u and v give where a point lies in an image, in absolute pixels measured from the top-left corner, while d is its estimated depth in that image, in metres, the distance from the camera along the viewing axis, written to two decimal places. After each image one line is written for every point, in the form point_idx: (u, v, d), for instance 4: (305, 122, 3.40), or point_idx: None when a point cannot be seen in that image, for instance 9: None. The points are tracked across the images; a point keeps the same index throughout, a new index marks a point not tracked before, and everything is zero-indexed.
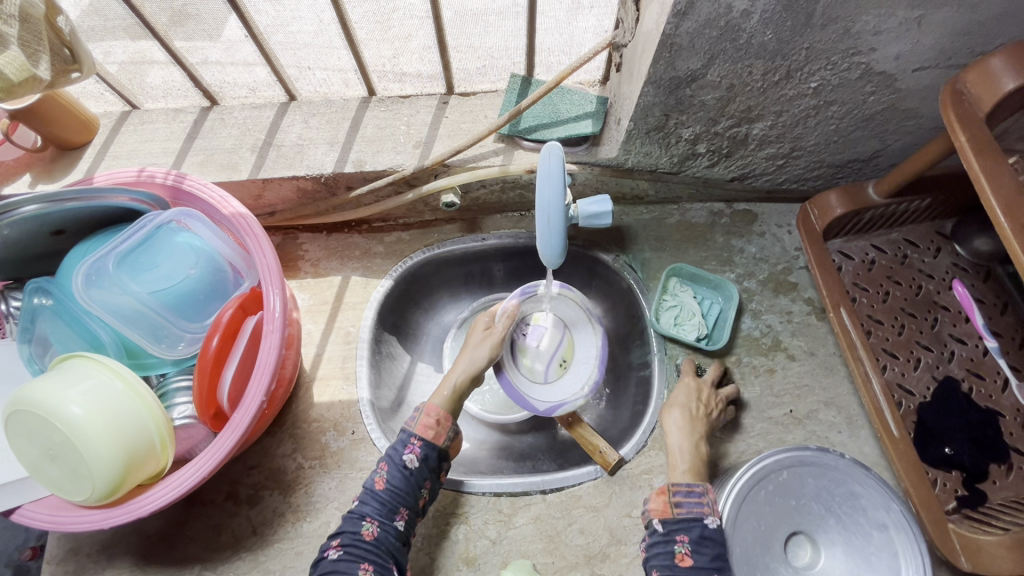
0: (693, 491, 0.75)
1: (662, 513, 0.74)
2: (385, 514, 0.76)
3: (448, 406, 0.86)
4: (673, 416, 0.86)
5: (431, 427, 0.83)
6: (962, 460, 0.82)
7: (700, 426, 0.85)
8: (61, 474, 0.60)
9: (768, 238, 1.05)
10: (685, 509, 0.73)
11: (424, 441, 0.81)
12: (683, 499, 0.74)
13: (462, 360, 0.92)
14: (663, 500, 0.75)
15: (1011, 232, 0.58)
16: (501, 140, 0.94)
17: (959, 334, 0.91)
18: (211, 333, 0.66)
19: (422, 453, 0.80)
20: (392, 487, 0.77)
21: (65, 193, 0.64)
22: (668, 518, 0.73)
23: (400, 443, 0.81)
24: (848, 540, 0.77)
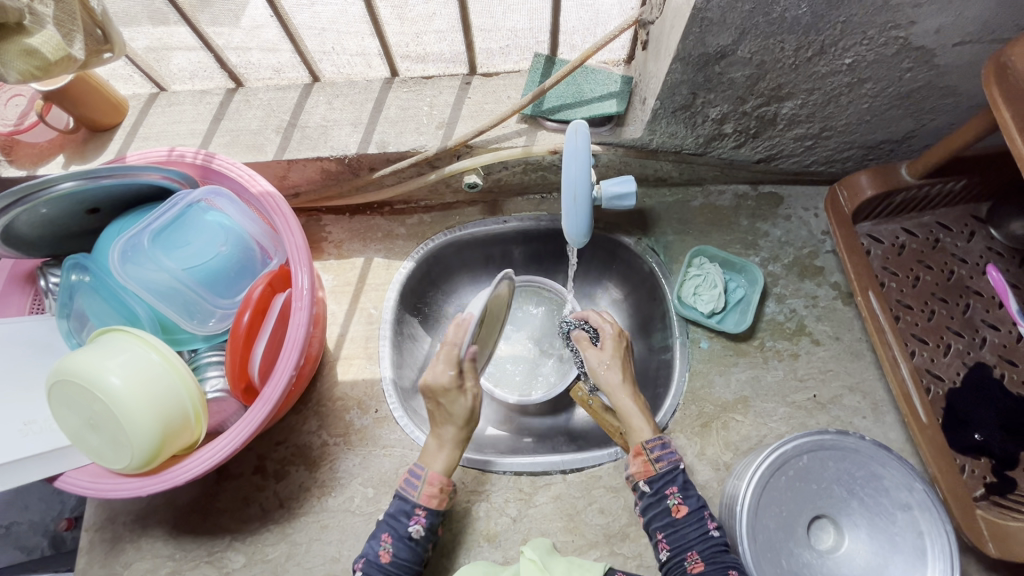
0: (665, 442, 0.77)
1: (644, 474, 0.76)
2: None
3: (449, 470, 0.81)
4: (609, 375, 0.85)
5: (434, 497, 0.78)
6: (992, 447, 0.80)
7: (632, 385, 0.85)
8: (101, 442, 0.63)
9: (794, 221, 1.03)
10: (666, 464, 0.76)
11: (430, 510, 0.78)
12: (660, 454, 0.76)
13: (445, 428, 0.82)
14: (643, 462, 0.76)
15: None
16: (523, 121, 0.93)
17: (992, 320, 0.89)
18: (242, 309, 0.67)
19: (427, 522, 0.78)
20: (399, 559, 0.76)
21: (102, 170, 0.65)
22: (653, 479, 0.75)
23: (402, 513, 0.78)
24: (873, 523, 0.76)
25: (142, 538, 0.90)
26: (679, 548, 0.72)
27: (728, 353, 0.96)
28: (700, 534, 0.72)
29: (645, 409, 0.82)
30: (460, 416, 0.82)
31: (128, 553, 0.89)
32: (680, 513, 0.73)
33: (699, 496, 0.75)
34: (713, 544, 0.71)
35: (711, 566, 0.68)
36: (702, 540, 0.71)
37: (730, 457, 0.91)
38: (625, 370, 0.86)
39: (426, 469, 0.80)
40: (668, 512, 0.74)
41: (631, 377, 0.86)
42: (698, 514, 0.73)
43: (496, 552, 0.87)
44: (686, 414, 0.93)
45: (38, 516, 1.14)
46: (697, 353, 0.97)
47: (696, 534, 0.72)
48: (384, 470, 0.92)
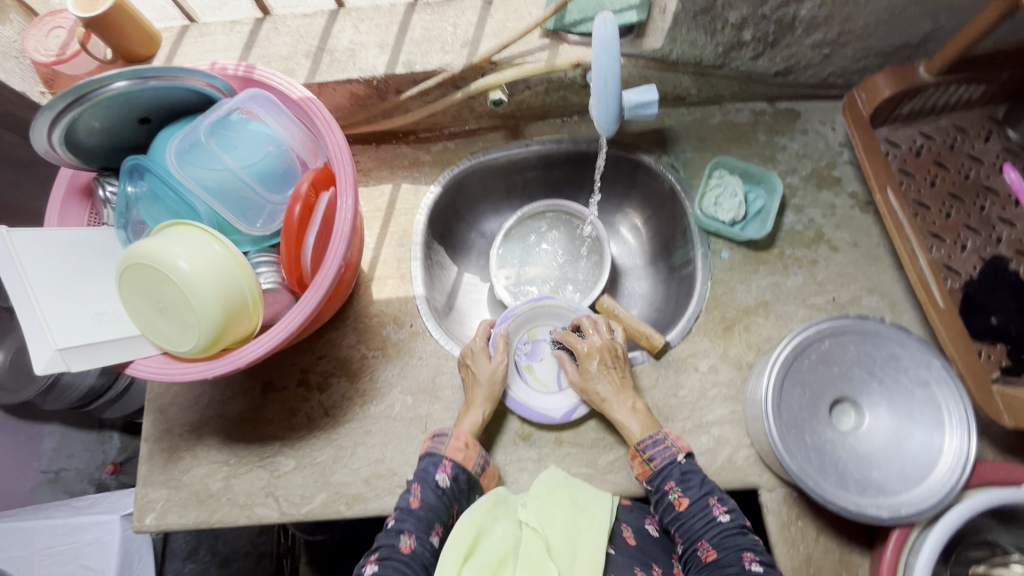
0: (656, 439, 0.84)
1: (645, 473, 0.84)
2: (423, 528, 0.79)
3: (475, 432, 0.88)
4: (600, 386, 0.89)
5: (460, 450, 0.85)
6: (1007, 330, 0.84)
7: (629, 392, 0.89)
8: (171, 325, 0.68)
9: (811, 135, 1.05)
10: (660, 462, 0.82)
11: (455, 462, 0.84)
12: (652, 452, 0.83)
13: (478, 393, 0.91)
14: (641, 462, 0.84)
15: None
16: (545, 37, 0.95)
17: (1009, 217, 0.91)
18: (292, 203, 0.72)
19: (454, 472, 0.84)
20: (427, 505, 0.80)
21: (151, 71, 0.68)
22: (652, 478, 0.83)
23: (431, 463, 0.84)
24: (892, 401, 0.80)
25: (197, 447, 0.95)
26: (692, 538, 0.79)
27: (749, 262, 0.99)
28: (706, 523, 0.78)
29: (640, 411, 0.87)
30: (487, 391, 0.91)
31: (186, 461, 0.94)
32: (682, 506, 0.80)
33: (700, 484, 0.81)
34: (722, 530, 0.77)
35: (722, 553, 0.76)
36: (710, 527, 0.78)
37: (753, 357, 0.94)
38: (615, 380, 0.90)
39: (454, 429, 0.88)
40: (671, 505, 0.81)
41: (625, 385, 0.90)
42: (699, 505, 0.79)
43: (531, 450, 0.92)
44: (709, 319, 0.97)
45: (84, 464, 1.33)
46: (718, 263, 1.00)
47: (703, 524, 0.78)
48: (422, 379, 0.97)
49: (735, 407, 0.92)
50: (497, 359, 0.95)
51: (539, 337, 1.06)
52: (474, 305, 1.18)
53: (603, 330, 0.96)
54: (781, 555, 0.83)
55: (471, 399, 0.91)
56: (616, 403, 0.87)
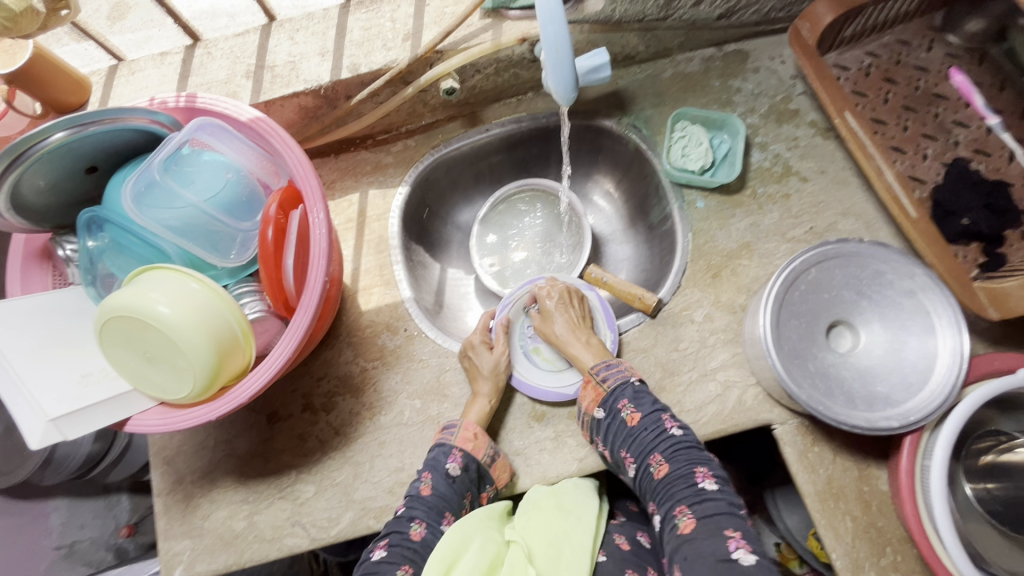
0: (609, 363, 0.88)
1: (596, 400, 0.86)
2: (433, 516, 0.79)
3: (483, 421, 0.89)
4: (558, 325, 0.95)
5: (471, 440, 0.85)
6: (979, 229, 0.86)
7: (584, 329, 0.95)
8: (164, 373, 0.66)
9: (763, 72, 1.06)
10: (613, 382, 0.85)
11: (465, 452, 0.84)
12: (605, 374, 0.87)
13: (481, 384, 0.91)
14: (593, 387, 0.87)
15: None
16: (486, 17, 0.93)
17: (962, 119, 0.94)
18: (263, 227, 0.69)
19: (465, 461, 0.84)
20: (439, 493, 0.81)
21: (88, 117, 0.65)
22: (604, 402, 0.85)
23: (442, 453, 0.85)
24: (884, 315, 0.82)
25: (212, 491, 0.93)
26: (643, 452, 0.80)
27: (724, 207, 1.00)
28: (657, 436, 0.80)
29: (592, 344, 0.93)
30: (492, 383, 0.91)
31: (204, 507, 0.93)
32: (635, 422, 0.81)
33: (652, 402, 0.83)
34: (673, 444, 0.79)
35: (674, 466, 0.77)
36: (661, 440, 0.79)
37: (745, 298, 0.96)
38: (570, 317, 0.96)
39: (462, 420, 0.88)
40: (625, 423, 0.82)
41: (579, 320, 0.96)
42: (651, 421, 0.81)
43: (547, 429, 0.93)
44: (696, 269, 0.98)
45: (98, 532, 1.28)
46: (694, 214, 1.01)
47: (654, 437, 0.80)
48: (426, 380, 0.97)
49: (736, 350, 0.93)
50: (499, 350, 0.95)
51: None
52: (464, 298, 1.17)
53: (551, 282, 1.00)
54: (804, 483, 0.86)
55: (475, 389, 0.91)
56: (573, 340, 0.93)
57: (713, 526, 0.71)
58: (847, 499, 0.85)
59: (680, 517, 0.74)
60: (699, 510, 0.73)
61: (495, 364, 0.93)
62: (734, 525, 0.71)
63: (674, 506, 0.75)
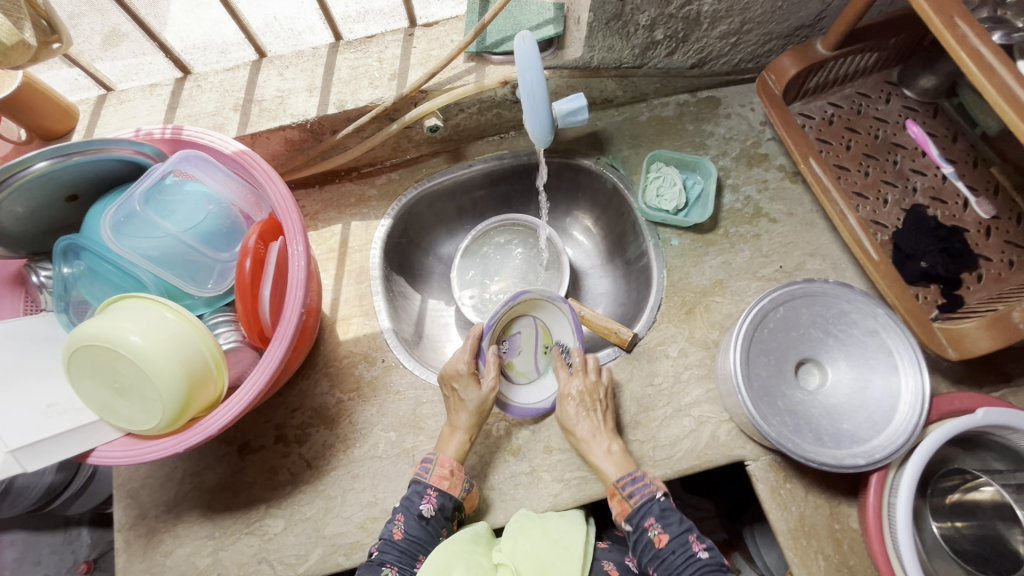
0: (635, 476, 0.84)
1: (624, 513, 0.83)
2: (405, 561, 0.80)
3: (459, 456, 0.87)
4: (580, 429, 0.88)
5: (446, 478, 0.84)
6: (937, 271, 0.90)
7: (610, 433, 0.88)
8: (132, 405, 0.65)
9: (734, 118, 1.11)
10: (639, 498, 0.82)
11: (440, 492, 0.83)
12: (632, 489, 0.83)
13: (459, 416, 0.90)
14: (620, 501, 0.83)
15: (966, 57, 0.62)
16: (470, 60, 0.98)
17: (919, 167, 0.99)
18: (241, 257, 0.70)
19: (439, 501, 0.83)
20: (411, 536, 0.81)
21: (71, 147, 0.66)
22: (631, 516, 0.82)
23: (416, 493, 0.84)
24: (850, 354, 0.85)
25: (177, 525, 0.91)
26: (671, 575, 0.79)
27: (698, 245, 1.04)
28: (685, 560, 0.79)
29: (616, 454, 0.87)
30: (471, 417, 0.90)
31: (167, 543, 0.90)
32: (662, 544, 0.80)
33: (679, 521, 0.82)
34: (701, 566, 0.78)
35: None
36: (690, 563, 0.79)
37: (718, 334, 0.98)
38: (594, 423, 0.88)
39: (438, 454, 0.87)
40: (653, 543, 0.81)
41: (607, 426, 0.89)
42: (677, 543, 0.80)
43: (523, 464, 0.92)
44: (671, 305, 1.01)
45: (52, 567, 1.22)
46: (669, 251, 1.04)
47: (683, 560, 0.79)
48: (402, 413, 0.96)
49: (710, 385, 0.95)
50: (488, 384, 0.94)
51: (514, 332, 1.03)
52: (443, 329, 1.18)
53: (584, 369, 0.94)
54: (776, 520, 0.86)
55: (453, 421, 0.90)
56: (594, 444, 0.87)
57: None
58: (818, 536, 0.85)
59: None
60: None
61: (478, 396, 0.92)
62: None
63: None
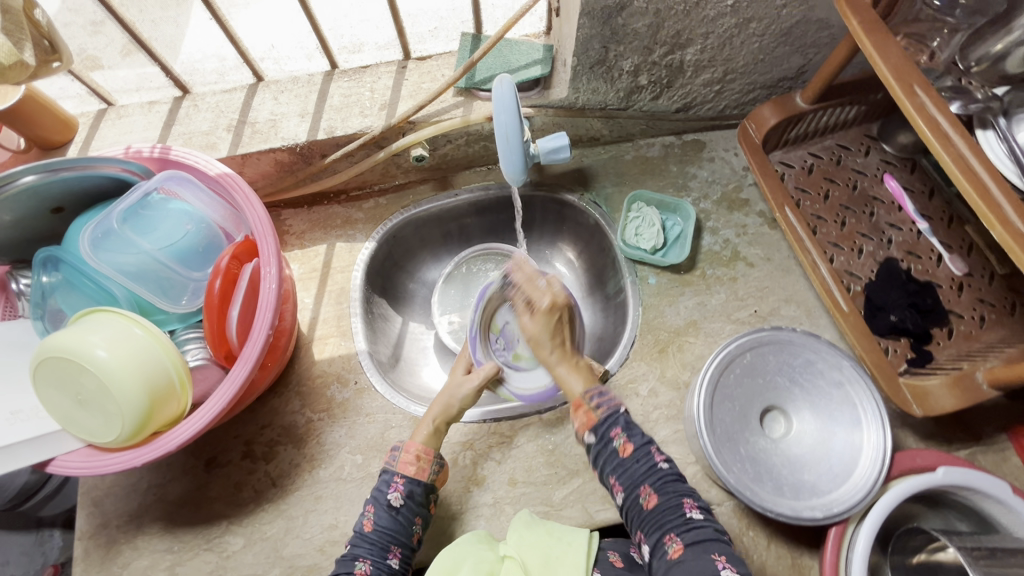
0: (601, 391, 0.86)
1: (588, 424, 0.83)
2: (377, 552, 0.78)
3: (430, 442, 0.88)
4: (548, 354, 0.93)
5: (411, 463, 0.84)
6: (905, 326, 0.91)
7: (571, 355, 0.94)
8: (93, 417, 0.66)
9: (717, 162, 1.14)
10: (605, 409, 0.83)
11: (407, 478, 0.83)
12: (599, 401, 0.84)
13: (433, 410, 0.91)
14: (585, 412, 0.84)
15: (925, 126, 0.63)
16: (459, 95, 1.01)
17: (895, 221, 1.01)
18: (212, 278, 0.72)
19: (407, 488, 0.83)
20: (381, 527, 0.80)
21: (61, 163, 0.69)
22: (597, 425, 0.82)
23: (384, 483, 0.84)
24: (815, 404, 0.85)
25: (137, 537, 0.91)
26: (632, 484, 0.78)
27: (674, 285, 1.05)
28: (648, 469, 0.79)
29: (582, 369, 0.92)
30: (442, 407, 0.91)
31: (125, 554, 0.90)
32: (627, 451, 0.80)
33: (641, 434, 0.82)
34: (662, 475, 0.78)
35: (665, 498, 0.76)
36: (651, 473, 0.79)
37: (688, 375, 0.98)
38: (560, 339, 0.94)
39: (405, 442, 0.87)
40: (617, 452, 0.81)
41: (568, 347, 0.94)
42: (642, 450, 0.80)
43: (486, 495, 0.92)
44: (644, 343, 1.01)
45: None
46: (646, 289, 1.05)
47: (645, 469, 0.79)
48: (370, 436, 0.96)
49: (677, 427, 0.95)
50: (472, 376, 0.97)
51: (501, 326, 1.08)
52: (422, 353, 1.18)
53: (550, 286, 0.98)
54: None
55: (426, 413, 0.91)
56: (563, 367, 0.92)
57: (701, 552, 0.71)
58: None
59: (669, 543, 0.73)
60: (688, 537, 0.73)
61: (470, 394, 0.94)
62: (722, 550, 0.71)
63: (664, 537, 0.74)
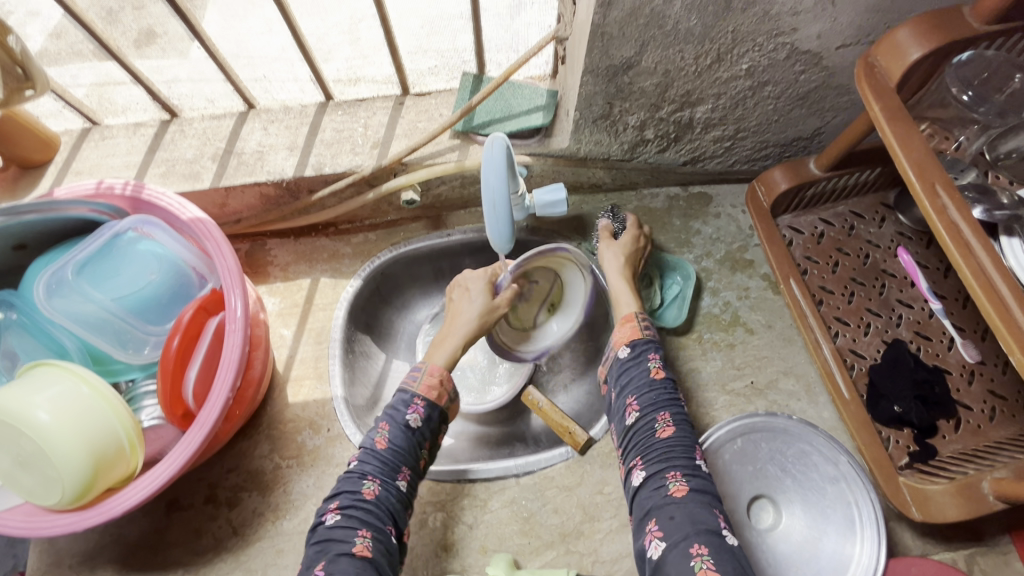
0: (651, 318, 0.87)
1: (631, 338, 0.83)
2: (386, 473, 0.76)
3: (447, 364, 0.89)
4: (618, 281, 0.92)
5: (433, 388, 0.84)
6: (911, 418, 0.85)
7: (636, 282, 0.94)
8: (33, 478, 0.62)
9: (723, 218, 1.08)
10: (649, 332, 0.84)
11: (427, 401, 0.83)
12: (648, 325, 0.85)
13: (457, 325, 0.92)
14: (632, 326, 0.84)
15: (947, 232, 0.58)
16: (456, 137, 0.96)
17: (906, 299, 0.96)
18: (172, 334, 0.69)
19: (426, 413, 0.82)
20: (394, 447, 0.78)
21: (24, 205, 0.69)
22: (636, 342, 0.83)
23: (401, 403, 0.82)
24: (807, 498, 0.80)
25: None
26: (654, 406, 0.76)
27: (669, 348, 1.00)
28: (670, 397, 0.78)
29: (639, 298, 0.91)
30: (468, 324, 0.92)
31: None
32: (658, 376, 0.79)
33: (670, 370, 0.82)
34: (681, 412, 0.77)
35: (679, 429, 0.75)
36: (672, 402, 0.78)
37: None
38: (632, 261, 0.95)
39: (428, 363, 0.87)
40: (647, 373, 0.80)
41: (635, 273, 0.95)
42: (671, 381, 0.79)
43: (454, 561, 0.88)
44: None
45: None
46: None
47: (668, 397, 0.78)
48: None
49: None
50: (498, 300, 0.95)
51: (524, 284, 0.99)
52: None
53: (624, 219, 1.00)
54: None
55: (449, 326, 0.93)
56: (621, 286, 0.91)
57: (704, 500, 0.69)
58: None
59: (673, 480, 0.71)
60: (694, 482, 0.70)
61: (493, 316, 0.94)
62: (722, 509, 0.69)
63: (669, 473, 0.71)
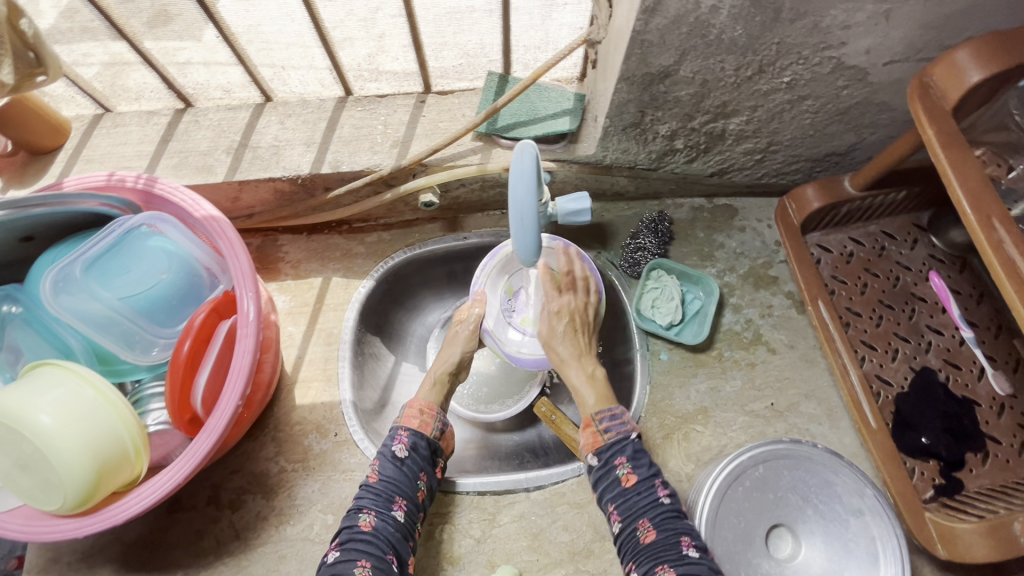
0: (614, 412, 0.81)
1: (593, 445, 0.79)
2: (382, 503, 0.77)
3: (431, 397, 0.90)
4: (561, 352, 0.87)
5: (414, 417, 0.86)
6: (938, 450, 0.83)
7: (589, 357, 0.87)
8: (33, 483, 0.60)
9: (748, 232, 1.05)
10: (614, 433, 0.78)
11: (411, 430, 0.84)
12: (608, 424, 0.79)
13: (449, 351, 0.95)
14: (593, 432, 0.80)
15: (1001, 268, 0.55)
16: (478, 139, 0.93)
17: (936, 325, 0.92)
18: (183, 337, 0.67)
19: (410, 441, 0.83)
20: (387, 478, 0.79)
21: (31, 201, 0.66)
22: (600, 448, 0.78)
23: (389, 437, 0.84)
24: (828, 529, 0.78)
25: None
26: (631, 515, 0.74)
27: (687, 365, 0.97)
28: (648, 502, 0.74)
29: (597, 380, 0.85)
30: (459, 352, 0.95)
31: None
32: (629, 483, 0.75)
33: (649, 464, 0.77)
34: (662, 511, 0.73)
35: (661, 535, 0.71)
36: (652, 507, 0.73)
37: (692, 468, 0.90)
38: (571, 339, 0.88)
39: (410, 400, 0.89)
40: (619, 482, 0.76)
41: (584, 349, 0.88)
42: (646, 484, 0.75)
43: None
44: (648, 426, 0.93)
45: None
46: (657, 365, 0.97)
47: (646, 502, 0.74)
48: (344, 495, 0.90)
49: None
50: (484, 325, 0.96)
51: (516, 288, 0.99)
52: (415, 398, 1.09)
53: (569, 261, 0.92)
54: None
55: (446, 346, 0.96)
56: (575, 364, 0.86)
57: None
58: None
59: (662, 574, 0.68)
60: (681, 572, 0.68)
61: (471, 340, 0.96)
62: None
63: (657, 568, 0.69)
